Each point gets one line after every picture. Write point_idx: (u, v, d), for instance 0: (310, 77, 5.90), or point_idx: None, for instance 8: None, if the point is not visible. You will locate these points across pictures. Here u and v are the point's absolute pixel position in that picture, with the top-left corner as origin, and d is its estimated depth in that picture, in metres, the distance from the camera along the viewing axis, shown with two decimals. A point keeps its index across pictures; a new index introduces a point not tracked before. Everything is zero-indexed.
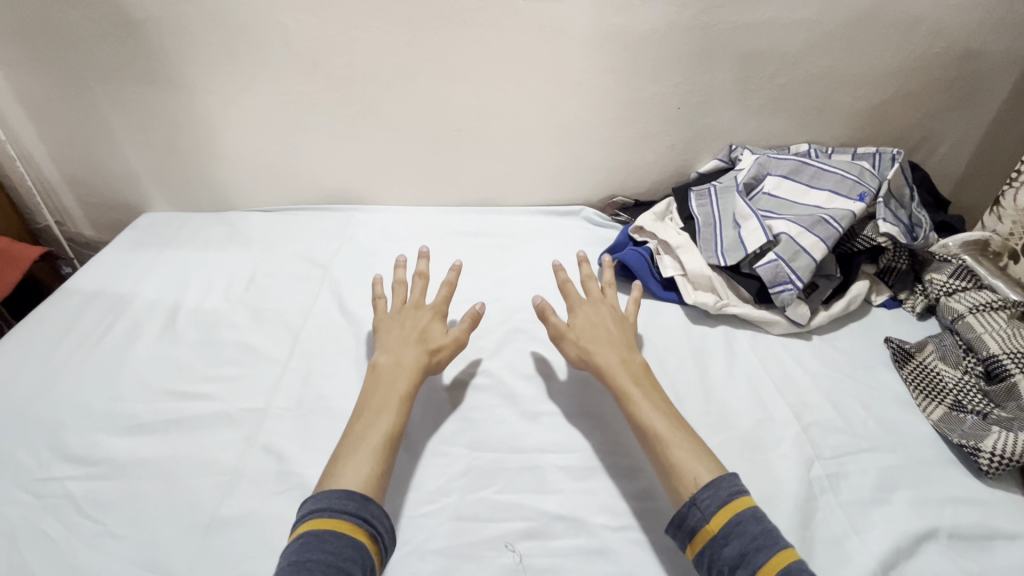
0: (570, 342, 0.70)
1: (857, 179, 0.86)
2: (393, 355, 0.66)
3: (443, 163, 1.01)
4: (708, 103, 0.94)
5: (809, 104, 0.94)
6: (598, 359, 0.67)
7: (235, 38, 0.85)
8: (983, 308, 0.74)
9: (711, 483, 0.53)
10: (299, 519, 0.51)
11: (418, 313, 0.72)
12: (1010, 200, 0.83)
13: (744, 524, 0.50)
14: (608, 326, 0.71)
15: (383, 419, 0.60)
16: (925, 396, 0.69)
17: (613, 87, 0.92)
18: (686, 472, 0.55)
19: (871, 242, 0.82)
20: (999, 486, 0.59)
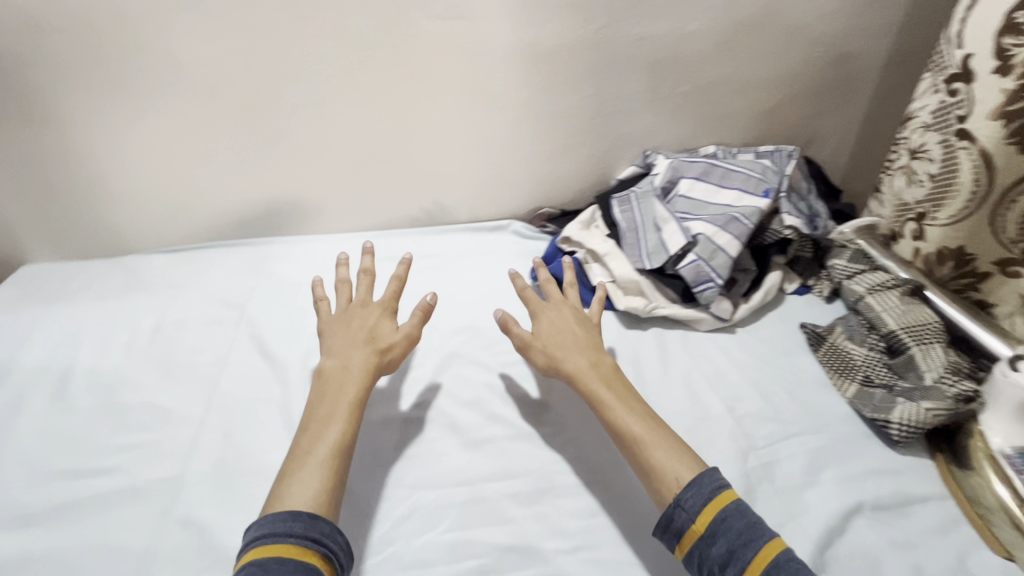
0: (537, 350, 0.69)
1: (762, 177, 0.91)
2: (339, 359, 0.64)
3: (362, 187, 0.97)
4: (620, 112, 0.97)
5: (711, 108, 0.99)
6: (563, 363, 0.67)
7: (115, 68, 0.78)
8: (879, 288, 0.80)
9: (692, 482, 0.53)
10: (243, 548, 0.48)
11: (376, 314, 0.69)
12: (888, 186, 0.92)
13: (729, 519, 0.51)
14: (570, 329, 0.70)
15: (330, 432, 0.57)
16: (839, 375, 0.74)
17: (529, 102, 0.92)
18: (667, 473, 0.55)
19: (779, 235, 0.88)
20: (910, 453, 0.64)
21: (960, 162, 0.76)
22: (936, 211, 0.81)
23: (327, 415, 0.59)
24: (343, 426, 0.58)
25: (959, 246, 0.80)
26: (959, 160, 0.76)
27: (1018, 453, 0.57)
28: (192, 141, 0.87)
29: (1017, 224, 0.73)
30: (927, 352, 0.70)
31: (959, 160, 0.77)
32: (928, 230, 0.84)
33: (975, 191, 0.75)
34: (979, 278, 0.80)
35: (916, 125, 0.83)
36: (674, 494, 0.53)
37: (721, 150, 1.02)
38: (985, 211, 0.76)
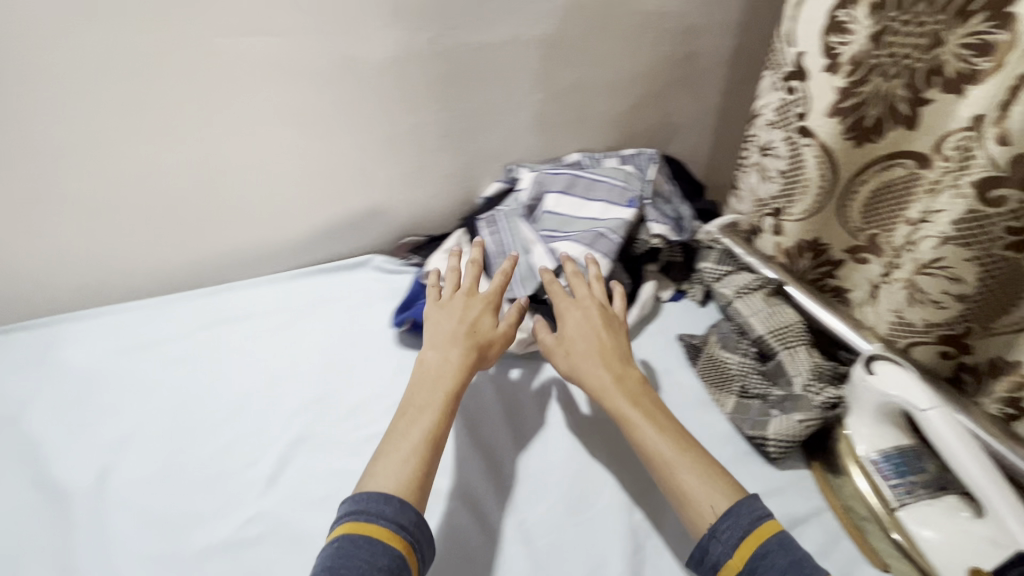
0: (560, 355, 0.70)
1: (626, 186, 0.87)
2: (440, 352, 0.65)
3: (177, 238, 0.81)
4: (473, 127, 0.88)
5: (569, 115, 0.94)
6: (598, 365, 0.67)
7: None
8: (745, 290, 0.80)
9: (728, 515, 0.53)
10: (338, 520, 0.51)
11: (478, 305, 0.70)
12: (744, 183, 0.92)
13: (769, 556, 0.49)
14: (592, 330, 0.70)
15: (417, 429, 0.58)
16: (717, 388, 0.72)
17: (368, 124, 0.81)
18: (701, 502, 0.55)
19: (648, 245, 0.85)
20: (788, 467, 0.63)
21: (805, 159, 0.76)
22: (789, 206, 0.80)
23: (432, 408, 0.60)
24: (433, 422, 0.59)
25: (814, 237, 0.81)
26: (804, 157, 0.76)
27: (882, 456, 0.57)
28: None
29: (861, 212, 0.75)
30: (794, 356, 0.70)
31: (804, 158, 0.76)
32: (784, 225, 0.83)
33: (823, 186, 0.75)
34: (833, 265, 0.82)
35: (762, 123, 0.83)
36: (709, 525, 0.53)
37: (587, 158, 0.97)
38: (833, 203, 0.77)
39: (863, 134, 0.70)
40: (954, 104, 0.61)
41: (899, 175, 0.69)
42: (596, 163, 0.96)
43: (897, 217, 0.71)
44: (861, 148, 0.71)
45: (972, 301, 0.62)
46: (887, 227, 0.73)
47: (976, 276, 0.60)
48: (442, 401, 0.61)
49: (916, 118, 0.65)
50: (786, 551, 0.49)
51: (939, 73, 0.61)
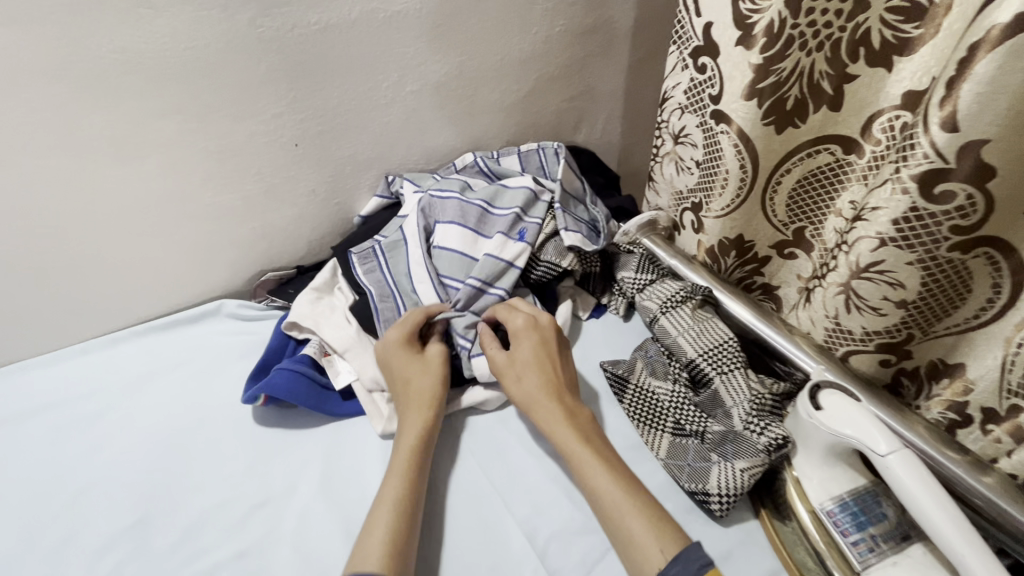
0: (511, 380, 0.58)
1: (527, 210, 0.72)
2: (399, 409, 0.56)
3: None
4: (332, 131, 0.71)
5: (455, 108, 0.79)
6: (553, 392, 0.57)
7: None
8: (670, 303, 0.69)
9: (675, 558, 0.44)
10: None
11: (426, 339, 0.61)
12: (659, 174, 0.80)
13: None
14: (541, 353, 0.59)
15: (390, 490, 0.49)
16: (648, 427, 0.61)
17: (182, 141, 0.62)
18: (641, 545, 0.46)
19: (556, 267, 0.71)
20: (736, 521, 0.53)
21: (722, 149, 0.64)
22: (709, 201, 0.70)
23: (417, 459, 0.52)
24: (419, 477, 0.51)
25: (737, 234, 0.70)
26: (722, 146, 0.64)
27: (837, 505, 0.49)
28: None
29: (786, 205, 0.65)
30: (730, 382, 0.60)
31: (721, 147, 0.64)
32: (705, 222, 0.72)
33: (743, 178, 0.64)
34: (759, 263, 0.72)
35: (672, 105, 0.72)
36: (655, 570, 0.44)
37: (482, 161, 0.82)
38: (754, 196, 0.65)
39: (785, 118, 0.59)
40: (884, 78, 0.52)
41: (827, 161, 0.60)
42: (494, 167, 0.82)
43: (825, 209, 0.63)
44: (783, 134, 0.60)
45: (915, 308, 0.53)
46: (816, 221, 0.64)
47: (919, 282, 0.50)
48: (414, 452, 0.52)
49: (840, 98, 0.56)
50: None
51: (864, 43, 0.52)
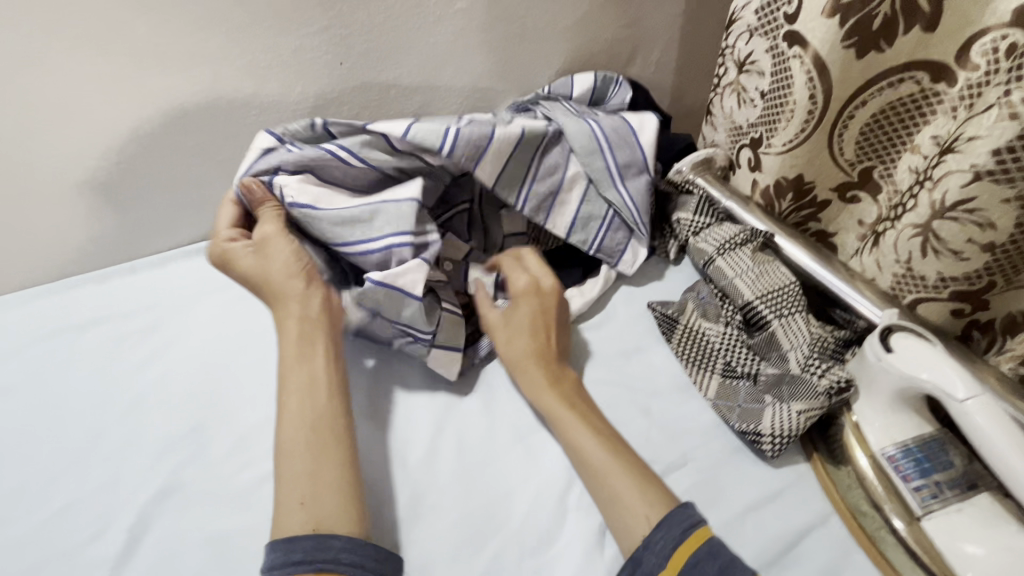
0: (500, 336, 0.57)
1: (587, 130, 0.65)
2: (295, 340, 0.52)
3: None
4: (377, 50, 0.67)
5: (502, 31, 0.73)
6: (535, 354, 0.55)
7: None
8: (728, 246, 0.66)
9: (660, 524, 0.44)
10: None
11: (262, 254, 0.55)
12: (718, 107, 0.75)
13: (704, 564, 0.41)
14: (530, 313, 0.57)
15: (288, 423, 0.47)
16: (697, 367, 0.59)
17: (227, 53, 0.60)
18: (635, 509, 0.45)
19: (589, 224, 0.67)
20: (787, 463, 0.52)
21: (792, 76, 0.59)
22: (771, 134, 0.65)
23: (305, 384, 0.49)
24: (320, 405, 0.48)
25: (797, 173, 0.65)
26: (792, 73, 0.59)
27: (901, 451, 0.48)
28: None
29: (856, 143, 0.61)
30: (789, 327, 0.58)
31: (791, 73, 0.59)
32: (763, 159, 0.68)
33: (811, 110, 0.60)
34: (817, 208, 0.68)
35: (740, 28, 0.66)
36: (644, 535, 0.44)
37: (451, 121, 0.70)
38: (820, 135, 0.61)
39: (870, 40, 0.54)
40: None
41: (911, 92, 0.55)
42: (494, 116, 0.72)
43: (902, 147, 0.58)
44: (863, 61, 0.55)
45: (1002, 252, 0.50)
46: (889, 160, 0.60)
47: (1012, 223, 0.48)
48: (321, 379, 0.50)
49: (938, 14, 0.50)
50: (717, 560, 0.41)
51: None
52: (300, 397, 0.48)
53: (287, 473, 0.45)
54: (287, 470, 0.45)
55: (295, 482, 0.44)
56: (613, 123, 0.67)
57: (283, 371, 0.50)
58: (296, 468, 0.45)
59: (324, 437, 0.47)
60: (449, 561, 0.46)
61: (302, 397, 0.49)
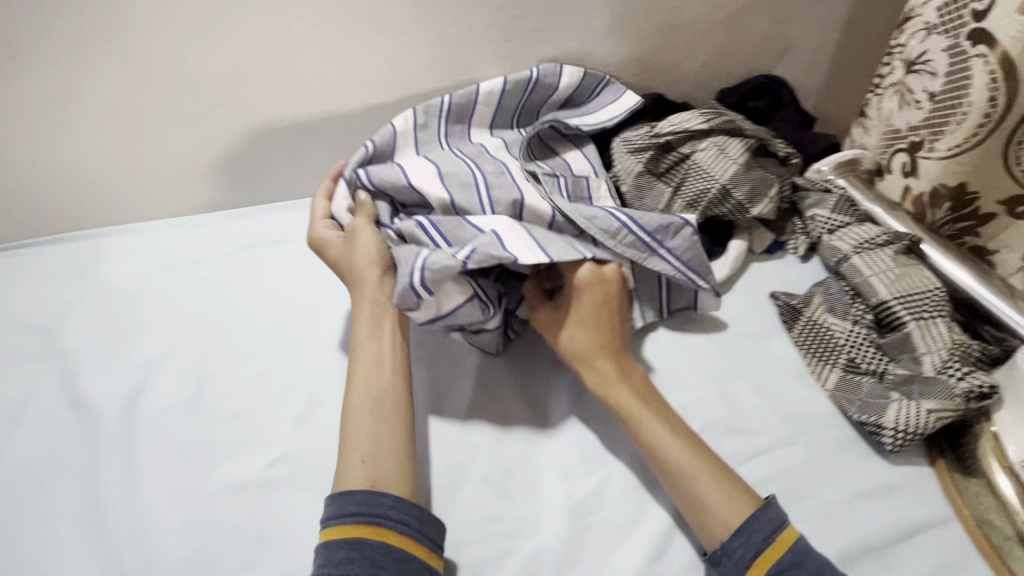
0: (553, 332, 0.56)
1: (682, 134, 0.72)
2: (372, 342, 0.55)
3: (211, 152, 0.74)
4: (542, 30, 0.73)
5: (655, 22, 0.77)
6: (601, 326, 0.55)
7: None
8: (867, 245, 0.64)
9: (742, 530, 0.44)
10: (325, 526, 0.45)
11: (355, 239, 0.58)
12: (874, 109, 0.73)
13: (800, 563, 0.43)
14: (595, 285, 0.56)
15: (354, 391, 0.52)
16: (818, 359, 0.59)
17: (418, 27, 0.69)
18: (713, 514, 0.45)
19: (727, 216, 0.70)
20: (905, 461, 0.51)
21: (970, 75, 0.58)
22: (935, 138, 0.64)
23: (371, 359, 0.54)
24: (384, 378, 0.53)
25: (960, 182, 0.64)
26: (970, 71, 0.58)
27: None
28: None
29: None
30: (928, 330, 0.56)
31: (969, 73, 0.58)
32: (921, 164, 0.67)
33: (988, 114, 0.58)
34: (977, 221, 0.66)
35: (917, 27, 0.65)
36: (722, 542, 0.44)
37: (420, 114, 0.67)
38: (996, 139, 0.59)
39: None
40: None
41: None
42: (456, 132, 0.70)
43: None
44: None
45: None
46: None
47: None
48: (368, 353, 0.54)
49: None
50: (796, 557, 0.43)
51: None
52: (370, 370, 0.53)
53: (354, 433, 0.50)
54: (354, 428, 0.50)
55: (360, 438, 0.49)
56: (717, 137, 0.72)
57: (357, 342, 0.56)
58: (364, 424, 0.50)
59: (385, 407, 0.51)
60: (560, 480, 0.51)
61: (370, 369, 0.53)
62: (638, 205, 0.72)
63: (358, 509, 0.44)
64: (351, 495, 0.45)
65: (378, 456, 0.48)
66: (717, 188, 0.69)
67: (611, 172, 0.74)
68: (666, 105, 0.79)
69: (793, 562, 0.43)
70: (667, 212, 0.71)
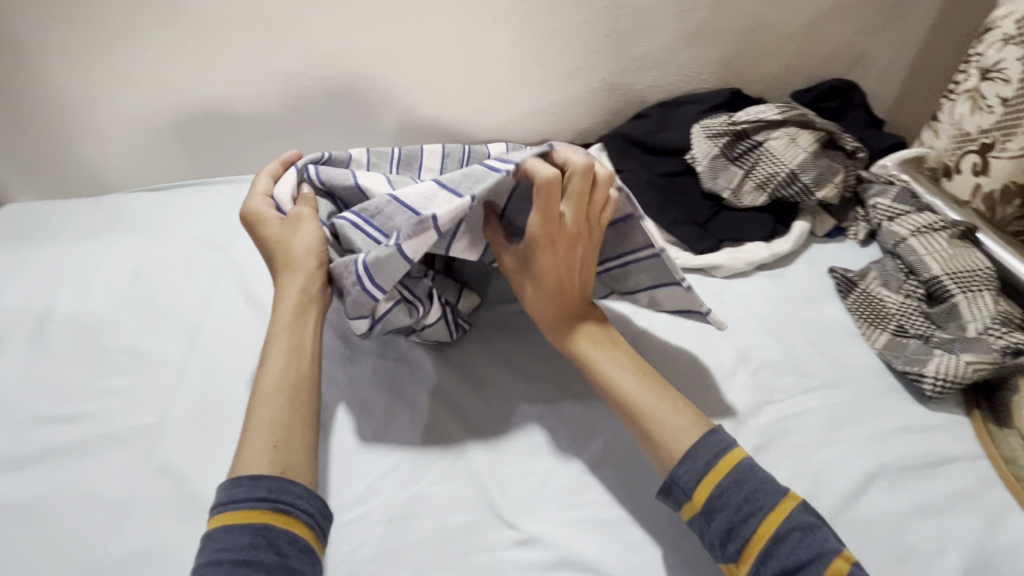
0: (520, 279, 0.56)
1: (769, 118, 0.79)
2: (280, 339, 0.52)
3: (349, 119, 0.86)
4: (637, 28, 0.83)
5: (743, 25, 0.85)
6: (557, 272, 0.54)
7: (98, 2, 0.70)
8: (925, 229, 0.71)
9: (689, 455, 0.47)
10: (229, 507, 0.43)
11: (297, 228, 0.56)
12: (947, 114, 0.80)
13: (737, 485, 0.45)
14: (555, 230, 0.52)
15: (267, 377, 0.50)
16: (870, 323, 0.67)
17: (537, 20, 0.80)
18: (663, 444, 0.49)
19: (801, 195, 0.78)
20: (943, 409, 0.59)
21: None
22: (1006, 139, 0.70)
23: (291, 348, 0.52)
24: (299, 368, 0.51)
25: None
26: None
27: None
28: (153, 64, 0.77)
29: None
30: (973, 302, 0.63)
31: None
32: (992, 163, 0.72)
33: None
34: None
35: (995, 38, 0.72)
36: (670, 471, 0.48)
37: (370, 154, 0.66)
38: None
39: None
40: None
41: None
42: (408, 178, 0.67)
43: None
44: None
45: None
46: None
47: None
48: (286, 342, 0.52)
49: None
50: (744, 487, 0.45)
51: None
52: (287, 360, 0.51)
53: (257, 422, 0.47)
54: (258, 419, 0.48)
55: (262, 427, 0.47)
56: (793, 127, 0.80)
57: (272, 324, 0.54)
58: (269, 414, 0.48)
59: (298, 398, 0.49)
60: None
61: (287, 359, 0.51)
62: (711, 184, 0.80)
63: (266, 495, 0.43)
64: (258, 480, 0.44)
65: (290, 443, 0.47)
66: (786, 172, 0.78)
67: (689, 155, 0.83)
68: (743, 100, 0.89)
69: (732, 484, 0.45)
70: (738, 192, 0.80)
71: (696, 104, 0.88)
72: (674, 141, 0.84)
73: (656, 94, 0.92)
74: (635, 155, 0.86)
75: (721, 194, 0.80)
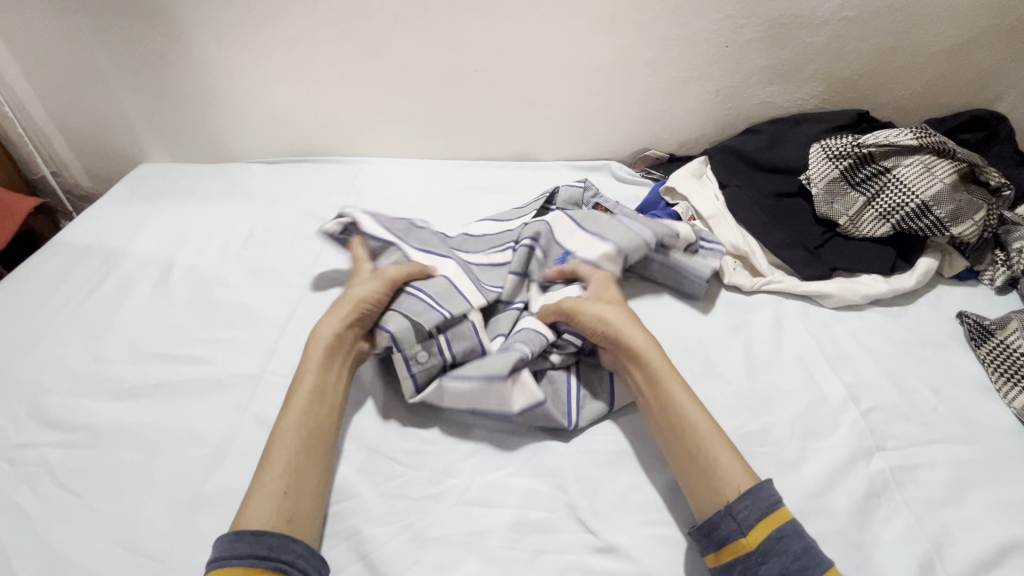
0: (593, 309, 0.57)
1: (901, 142, 0.72)
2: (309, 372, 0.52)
3: (456, 110, 0.89)
4: (761, 41, 0.79)
5: (880, 44, 0.79)
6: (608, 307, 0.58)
7: None
8: None
9: (749, 495, 0.44)
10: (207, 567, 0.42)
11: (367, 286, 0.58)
12: None
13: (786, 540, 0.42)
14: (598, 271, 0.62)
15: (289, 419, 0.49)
16: (1007, 378, 0.60)
17: (657, 27, 0.78)
18: (722, 480, 0.46)
19: (932, 230, 0.70)
20: None
21: None
22: None
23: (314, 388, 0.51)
24: (317, 407, 0.50)
25: None
26: None
27: None
28: (290, 46, 0.82)
29: None
30: None
31: None
32: None
33: None
34: None
35: None
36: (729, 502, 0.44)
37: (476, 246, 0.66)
38: None
39: None
40: None
41: None
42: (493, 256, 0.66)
43: None
44: None
45: None
46: None
47: None
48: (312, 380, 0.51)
49: None
50: (800, 539, 0.42)
51: None
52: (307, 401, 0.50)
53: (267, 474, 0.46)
54: (272, 464, 0.46)
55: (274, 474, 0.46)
56: (929, 152, 0.72)
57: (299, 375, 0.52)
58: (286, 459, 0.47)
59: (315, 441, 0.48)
60: None
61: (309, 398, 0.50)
62: (826, 210, 0.74)
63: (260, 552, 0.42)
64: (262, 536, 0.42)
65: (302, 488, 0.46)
66: (916, 204, 0.70)
67: (804, 174, 0.77)
68: (869, 123, 0.83)
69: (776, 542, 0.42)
70: (856, 219, 0.73)
71: (817, 122, 0.82)
72: (787, 159, 0.79)
73: (771, 111, 0.87)
74: (743, 171, 0.82)
75: (837, 220, 0.74)
